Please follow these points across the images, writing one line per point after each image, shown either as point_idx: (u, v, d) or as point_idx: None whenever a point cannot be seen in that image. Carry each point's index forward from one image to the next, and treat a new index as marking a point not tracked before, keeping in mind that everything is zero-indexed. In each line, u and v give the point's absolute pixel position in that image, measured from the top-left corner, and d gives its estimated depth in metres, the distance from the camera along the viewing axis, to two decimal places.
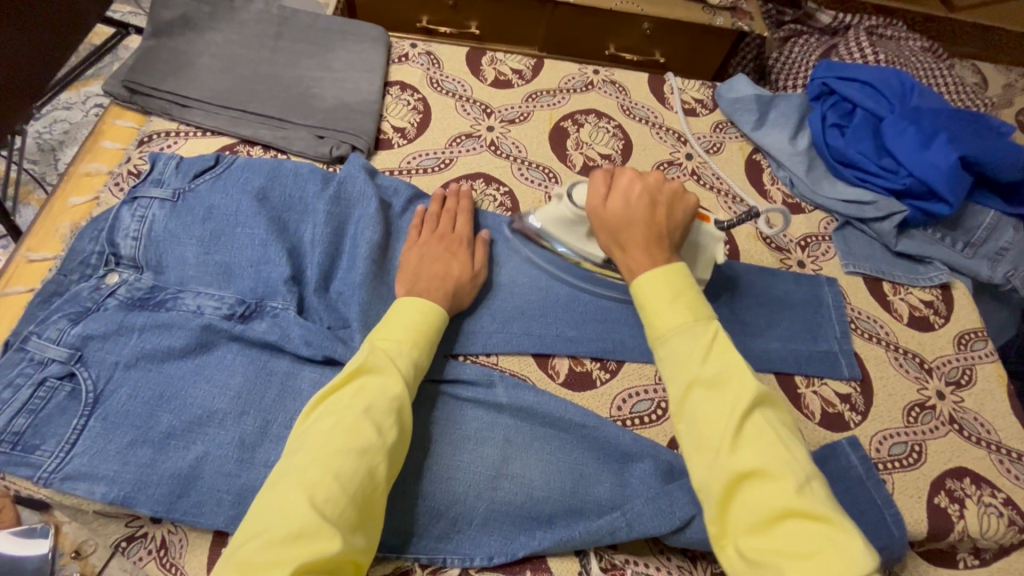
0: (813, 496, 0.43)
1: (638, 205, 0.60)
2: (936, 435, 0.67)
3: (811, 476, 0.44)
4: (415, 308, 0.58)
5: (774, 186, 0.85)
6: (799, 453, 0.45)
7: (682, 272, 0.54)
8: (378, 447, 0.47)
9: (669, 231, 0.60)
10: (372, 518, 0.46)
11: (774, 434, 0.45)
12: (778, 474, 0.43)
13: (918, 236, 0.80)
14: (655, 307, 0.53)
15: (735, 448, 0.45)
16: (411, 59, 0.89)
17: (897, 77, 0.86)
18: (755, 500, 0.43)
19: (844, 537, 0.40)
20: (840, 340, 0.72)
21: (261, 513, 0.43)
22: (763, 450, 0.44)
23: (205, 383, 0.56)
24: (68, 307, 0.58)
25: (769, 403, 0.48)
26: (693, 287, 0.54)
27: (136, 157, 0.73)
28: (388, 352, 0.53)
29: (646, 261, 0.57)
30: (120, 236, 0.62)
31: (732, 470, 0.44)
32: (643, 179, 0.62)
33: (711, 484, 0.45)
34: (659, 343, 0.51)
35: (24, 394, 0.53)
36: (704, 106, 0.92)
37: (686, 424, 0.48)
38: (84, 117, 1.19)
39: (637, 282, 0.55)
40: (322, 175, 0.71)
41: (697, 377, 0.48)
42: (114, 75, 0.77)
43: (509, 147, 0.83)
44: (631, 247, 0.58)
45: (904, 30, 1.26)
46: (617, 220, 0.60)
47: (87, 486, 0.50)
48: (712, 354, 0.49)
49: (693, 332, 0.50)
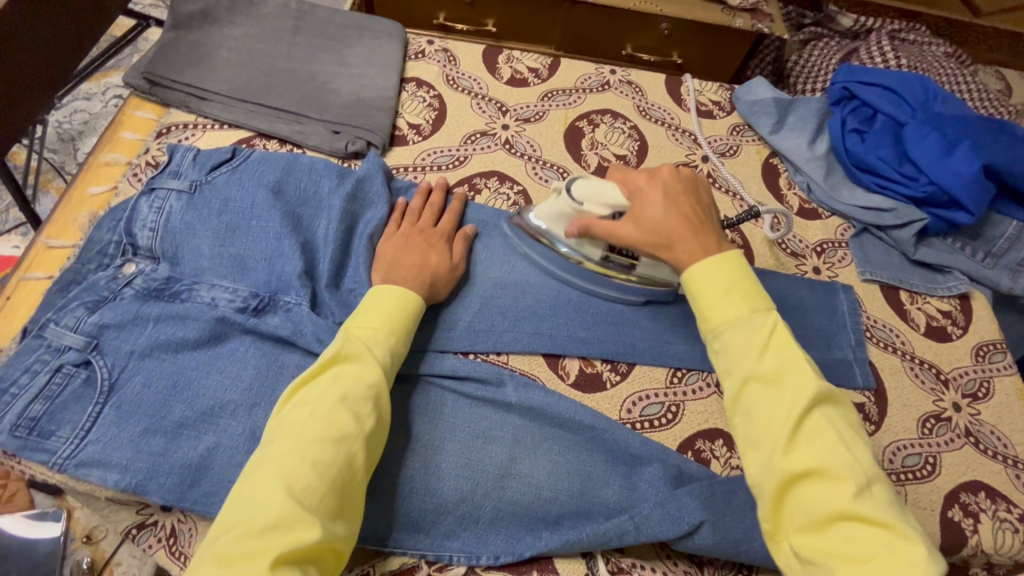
0: (875, 500, 0.42)
1: (667, 200, 0.58)
2: (951, 448, 0.66)
3: (873, 480, 0.43)
4: (393, 295, 0.57)
5: (791, 191, 0.84)
6: (862, 455, 0.44)
7: (734, 262, 0.53)
8: (356, 433, 0.47)
9: (705, 217, 0.58)
10: (351, 506, 0.46)
11: (838, 434, 0.44)
12: (838, 475, 0.42)
13: (938, 245, 0.79)
14: (710, 298, 0.51)
15: (792, 446, 0.44)
16: (428, 56, 0.89)
17: (920, 82, 0.85)
18: (812, 500, 0.43)
19: (907, 544, 0.39)
20: (855, 349, 0.71)
21: (238, 502, 0.43)
22: (824, 449, 0.43)
23: (218, 374, 0.56)
24: (86, 295, 0.58)
25: (830, 401, 0.47)
26: (749, 278, 0.53)
27: (154, 148, 0.74)
28: (365, 340, 0.52)
29: (700, 251, 0.54)
30: (138, 226, 0.63)
31: (787, 469, 0.43)
32: (657, 176, 0.60)
33: (764, 481, 0.44)
34: (713, 336, 0.51)
35: (40, 380, 0.53)
36: (721, 108, 0.91)
37: (740, 419, 0.47)
38: (104, 107, 1.21)
39: (688, 271, 0.54)
40: (338, 171, 0.71)
41: (754, 372, 0.47)
42: (135, 67, 0.78)
43: (524, 146, 0.83)
44: (679, 241, 0.55)
45: (927, 35, 1.24)
46: (653, 219, 0.57)
47: (101, 473, 0.51)
48: (770, 348, 0.48)
49: (749, 325, 0.49)
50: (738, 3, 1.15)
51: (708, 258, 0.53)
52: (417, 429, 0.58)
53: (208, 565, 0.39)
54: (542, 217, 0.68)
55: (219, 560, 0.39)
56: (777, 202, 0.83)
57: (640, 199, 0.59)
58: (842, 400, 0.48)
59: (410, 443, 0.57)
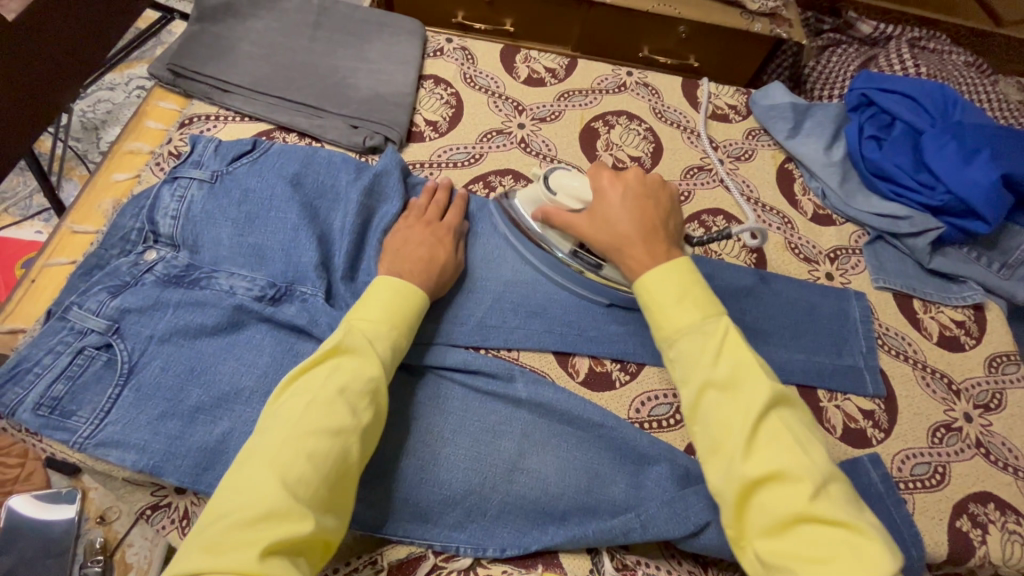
0: (832, 501, 0.43)
1: (627, 204, 0.61)
2: (961, 458, 0.66)
3: (829, 480, 0.44)
4: (396, 288, 0.57)
5: (806, 196, 0.84)
6: (816, 455, 0.45)
7: (688, 269, 0.55)
8: (353, 427, 0.48)
9: (662, 223, 0.61)
10: (343, 499, 0.47)
11: (792, 435, 0.46)
12: (797, 477, 0.43)
13: (953, 254, 0.79)
14: (663, 307, 0.53)
15: (751, 451, 0.45)
16: (446, 54, 0.90)
17: (940, 90, 0.84)
18: (773, 503, 0.43)
19: (867, 543, 0.41)
20: (866, 356, 0.71)
21: (233, 488, 0.43)
22: (779, 451, 0.45)
23: (235, 361, 0.58)
24: (108, 280, 0.60)
25: (784, 404, 0.48)
26: (702, 285, 0.54)
27: (177, 138, 0.76)
28: (366, 333, 0.53)
29: (649, 258, 0.57)
30: (160, 214, 0.64)
31: (747, 474, 0.44)
32: (622, 179, 0.63)
33: (725, 488, 0.45)
34: (668, 344, 0.52)
35: (63, 361, 0.55)
36: (737, 112, 0.91)
37: (698, 426, 0.48)
38: (127, 98, 1.23)
39: (643, 280, 0.55)
40: (355, 165, 0.72)
41: (709, 379, 0.48)
42: (160, 58, 0.80)
43: (539, 145, 0.83)
44: (628, 247, 0.59)
45: (948, 43, 1.24)
46: (609, 221, 0.61)
47: (119, 454, 0.52)
48: (723, 354, 0.49)
49: (702, 332, 0.51)
50: (758, 8, 1.15)
51: (662, 268, 0.55)
52: (427, 420, 0.58)
53: (198, 552, 0.40)
54: (521, 200, 0.69)
55: (210, 546, 0.40)
56: (791, 207, 0.83)
57: (601, 199, 0.62)
58: (796, 401, 0.50)
59: (419, 434, 0.57)
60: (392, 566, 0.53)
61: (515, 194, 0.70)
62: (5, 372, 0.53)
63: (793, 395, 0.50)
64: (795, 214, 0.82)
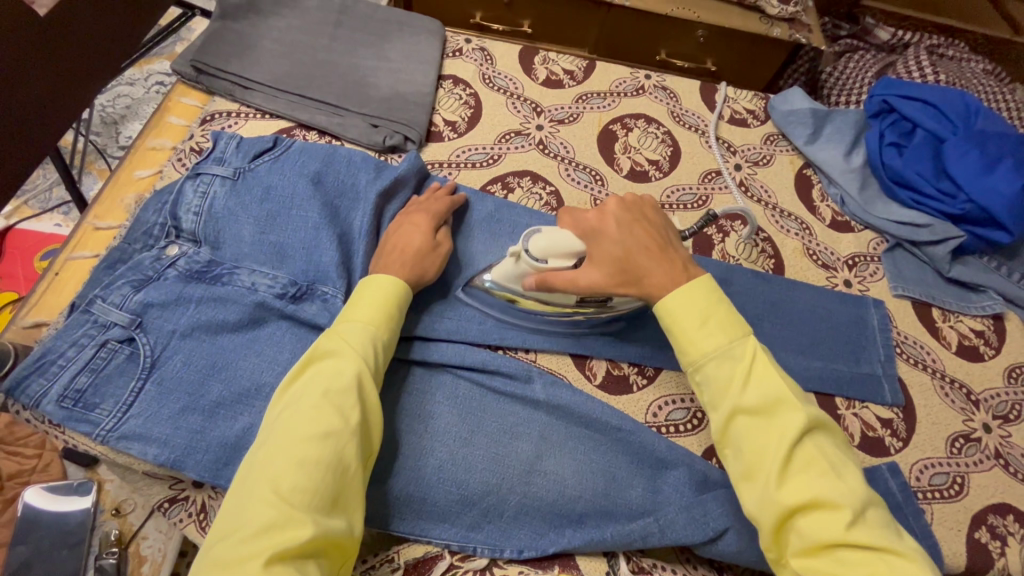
0: (868, 526, 0.42)
1: (625, 234, 0.58)
2: (980, 469, 0.65)
3: (867, 504, 0.44)
4: (372, 286, 0.57)
5: (824, 203, 0.84)
6: (850, 479, 0.45)
7: (709, 290, 0.53)
8: (343, 428, 0.47)
9: (668, 241, 0.58)
10: (349, 500, 0.46)
11: (827, 460, 0.45)
12: (835, 503, 0.43)
13: (972, 263, 0.78)
14: (688, 332, 0.52)
15: (785, 476, 0.45)
16: (465, 54, 0.90)
17: (962, 97, 0.84)
18: (810, 527, 0.43)
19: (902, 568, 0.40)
20: (884, 365, 0.70)
21: (232, 509, 0.43)
22: (815, 477, 0.44)
23: (255, 357, 0.58)
24: (131, 274, 0.60)
25: (819, 427, 0.48)
26: (725, 305, 0.53)
27: (199, 134, 0.76)
28: (343, 335, 0.52)
29: (670, 281, 0.55)
30: (182, 210, 0.64)
31: (781, 500, 0.44)
32: (607, 211, 0.60)
33: (761, 513, 0.45)
34: (695, 370, 0.51)
35: (86, 354, 0.55)
36: (755, 117, 0.91)
37: (733, 449, 0.48)
38: (146, 93, 1.24)
39: (660, 302, 0.54)
40: (375, 164, 0.72)
41: (740, 405, 0.48)
42: (183, 55, 0.80)
43: (557, 147, 0.83)
44: (646, 275, 0.55)
45: (967, 51, 1.23)
46: (616, 256, 0.57)
47: (141, 447, 0.52)
48: (753, 379, 0.48)
49: (730, 356, 0.50)
50: (777, 12, 1.15)
51: (681, 289, 0.53)
52: (446, 420, 0.58)
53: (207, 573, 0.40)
54: (501, 276, 0.63)
55: (216, 566, 0.40)
56: (809, 213, 0.82)
57: (599, 234, 0.58)
58: (831, 422, 0.49)
59: (436, 434, 0.57)
60: (409, 566, 0.53)
61: (488, 270, 0.65)
62: (29, 363, 0.53)
63: (825, 415, 0.50)
64: (813, 220, 0.82)
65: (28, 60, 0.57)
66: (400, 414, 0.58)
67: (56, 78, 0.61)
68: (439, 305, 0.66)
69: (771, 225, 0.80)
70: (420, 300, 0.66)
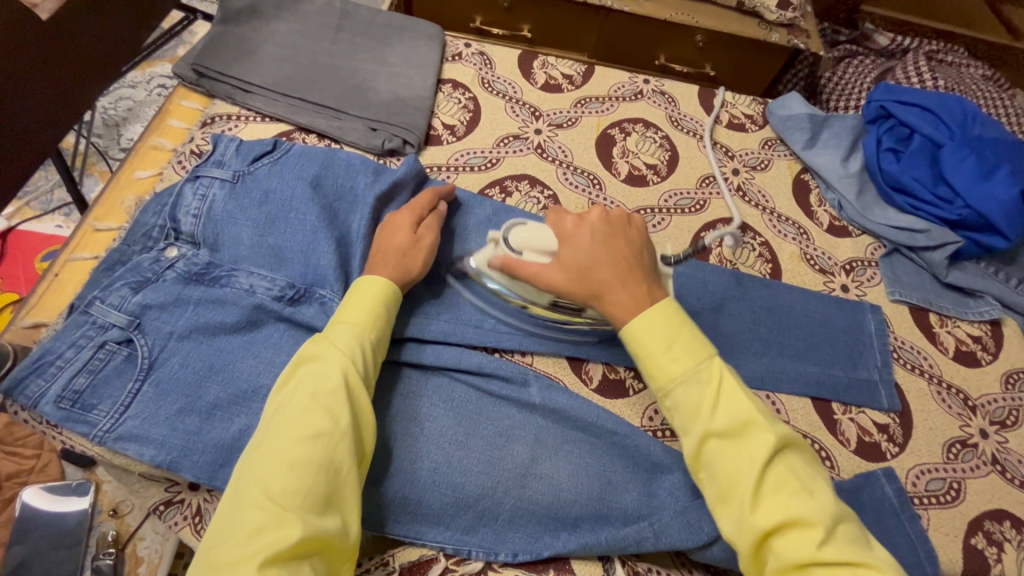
0: (842, 543, 0.42)
1: (596, 246, 0.58)
2: (976, 474, 0.65)
3: (839, 520, 0.44)
4: (361, 289, 0.57)
5: (821, 207, 0.84)
6: (822, 497, 0.45)
7: (676, 313, 0.52)
8: (334, 429, 0.47)
9: (636, 261, 0.58)
10: (344, 500, 0.46)
11: (798, 480, 0.45)
12: (808, 522, 0.43)
13: (969, 269, 0.78)
14: (656, 358, 0.51)
15: (757, 501, 0.45)
16: (464, 58, 0.91)
17: (959, 103, 0.84)
18: (787, 549, 0.43)
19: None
20: (881, 370, 0.70)
21: (226, 513, 0.43)
22: (788, 498, 0.44)
23: (252, 359, 0.59)
24: (130, 276, 0.60)
25: (789, 446, 0.48)
26: (692, 327, 0.52)
27: (199, 137, 0.77)
28: (331, 338, 0.53)
29: (631, 303, 0.54)
30: (182, 212, 0.64)
31: (756, 522, 0.44)
32: (585, 220, 0.60)
33: (737, 538, 0.45)
34: (664, 396, 0.50)
35: (84, 355, 0.55)
36: (754, 122, 0.91)
37: (706, 474, 0.48)
38: (148, 96, 1.25)
39: (626, 329, 0.53)
40: (374, 168, 0.73)
41: (711, 430, 0.47)
42: (185, 58, 0.81)
43: (555, 151, 0.84)
44: (607, 292, 0.56)
45: (966, 56, 1.23)
46: (580, 267, 0.57)
47: (137, 448, 0.52)
48: (721, 404, 0.48)
49: (698, 381, 0.49)
50: (776, 18, 1.15)
51: (647, 313, 0.53)
52: (441, 423, 0.59)
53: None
54: (477, 263, 0.66)
55: (211, 569, 0.40)
56: (807, 217, 0.83)
57: (570, 243, 0.59)
58: (800, 440, 0.49)
59: (430, 437, 0.57)
60: (404, 568, 0.54)
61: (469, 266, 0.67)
62: (28, 364, 0.54)
63: (794, 433, 0.50)
64: (811, 225, 0.82)
65: (31, 63, 0.58)
66: (397, 417, 0.58)
67: (59, 80, 0.62)
68: (436, 308, 0.66)
69: (768, 230, 0.80)
70: (418, 304, 0.66)
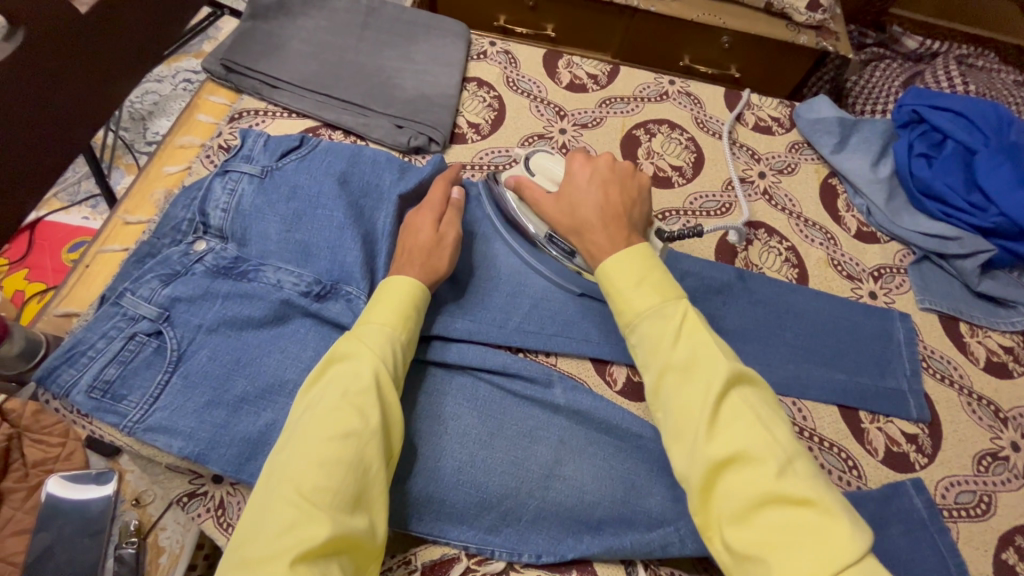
0: (796, 478, 0.42)
1: (591, 188, 0.63)
2: (1007, 488, 0.64)
3: (793, 455, 0.43)
4: (393, 288, 0.57)
5: (849, 213, 0.83)
6: (779, 436, 0.44)
7: (645, 255, 0.55)
8: (363, 429, 0.47)
9: (626, 209, 0.61)
10: (372, 499, 0.46)
11: (751, 415, 0.45)
12: (759, 457, 0.43)
13: (1003, 278, 0.77)
14: (622, 293, 0.53)
15: (713, 432, 0.45)
16: (489, 57, 0.91)
17: (994, 109, 0.82)
18: (736, 487, 0.42)
19: (830, 521, 0.39)
20: (910, 379, 0.69)
21: (256, 510, 0.43)
22: (742, 431, 0.44)
23: (280, 354, 0.59)
24: (160, 268, 0.60)
25: (747, 385, 0.48)
26: (660, 269, 0.55)
27: (227, 132, 0.77)
28: (362, 336, 0.53)
29: (608, 245, 0.58)
30: (211, 206, 0.65)
31: (710, 457, 0.44)
32: (593, 162, 0.65)
33: (690, 474, 0.45)
34: (630, 330, 0.52)
35: (115, 346, 0.55)
36: (781, 125, 0.90)
37: (662, 412, 0.48)
38: (173, 90, 1.26)
39: (602, 266, 0.56)
40: (399, 166, 0.73)
41: (668, 363, 0.48)
42: (213, 53, 0.81)
43: (580, 151, 0.83)
44: (588, 232, 0.60)
45: (997, 61, 1.21)
46: (572, 202, 0.62)
47: (166, 440, 0.53)
48: (683, 337, 0.49)
49: (663, 316, 0.51)
50: (804, 20, 1.13)
51: (620, 253, 0.56)
52: (465, 422, 0.58)
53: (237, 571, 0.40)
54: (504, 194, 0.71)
55: (243, 565, 0.40)
56: (835, 222, 0.81)
57: (571, 181, 0.64)
58: (758, 380, 0.49)
59: (454, 437, 0.57)
60: (426, 567, 0.54)
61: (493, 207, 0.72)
62: (60, 354, 0.54)
63: (752, 374, 0.49)
64: (838, 229, 0.81)
65: (70, 54, 0.58)
66: (421, 414, 0.58)
67: (96, 72, 0.63)
68: (461, 306, 0.66)
69: (795, 235, 0.79)
70: (443, 301, 0.66)
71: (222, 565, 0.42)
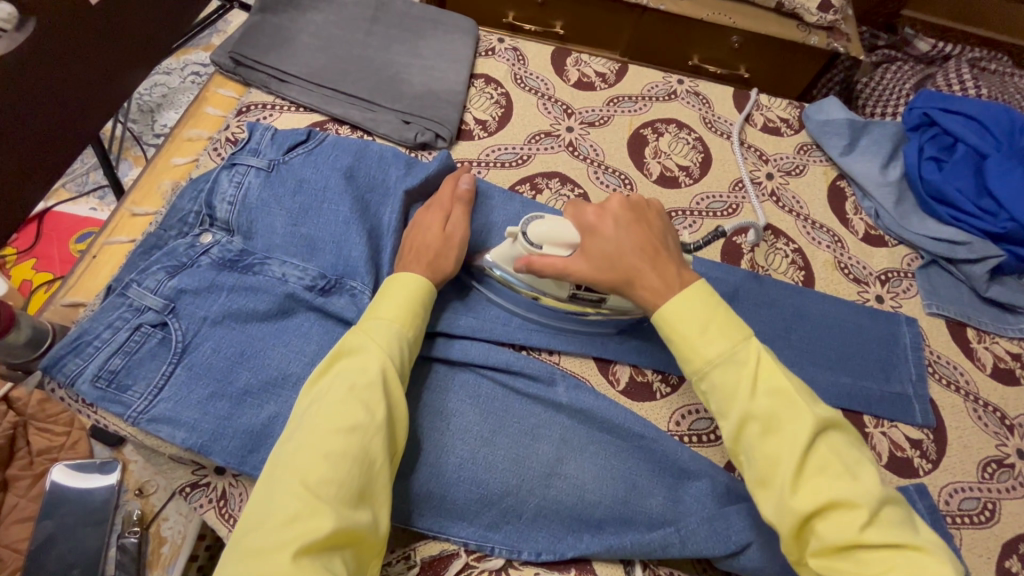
0: (887, 521, 0.42)
1: (621, 233, 0.57)
2: (1012, 495, 0.63)
3: (884, 499, 0.43)
4: (401, 285, 0.57)
5: (857, 215, 0.82)
6: (867, 479, 0.44)
7: (708, 295, 0.52)
8: (368, 423, 0.47)
9: (662, 244, 0.57)
10: (375, 494, 0.46)
11: (840, 462, 0.44)
12: (851, 506, 0.42)
13: (1011, 284, 0.76)
14: (689, 339, 0.50)
15: (800, 482, 0.44)
16: (498, 53, 0.90)
17: (1007, 114, 0.81)
18: (835, 533, 0.42)
19: (932, 563, 0.40)
20: (916, 384, 0.69)
21: (261, 500, 0.43)
22: (833, 479, 0.43)
23: (283, 347, 0.59)
24: (167, 260, 0.61)
25: (827, 426, 0.47)
26: (724, 308, 0.52)
27: (235, 125, 0.78)
28: (370, 333, 0.53)
29: (662, 286, 0.54)
30: (217, 199, 0.65)
31: (801, 507, 0.43)
32: (607, 208, 0.59)
33: (781, 523, 0.44)
34: (700, 378, 0.50)
35: (120, 336, 0.55)
36: (789, 126, 0.89)
37: (744, 457, 0.47)
38: (182, 83, 1.27)
39: (660, 312, 0.52)
40: (405, 161, 0.73)
41: (749, 412, 0.46)
42: (223, 47, 0.82)
43: (586, 149, 0.83)
44: (638, 278, 0.55)
45: (1011, 65, 1.20)
46: (607, 255, 0.56)
47: (169, 430, 0.53)
48: (760, 382, 0.47)
49: (737, 362, 0.48)
50: (815, 20, 1.12)
51: (682, 296, 0.52)
52: (467, 418, 0.58)
53: (237, 559, 0.40)
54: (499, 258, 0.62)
55: (247, 557, 0.40)
56: (842, 225, 0.81)
57: (593, 234, 0.58)
58: (839, 417, 0.49)
59: (458, 434, 0.57)
60: (425, 562, 0.54)
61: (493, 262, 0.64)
62: (67, 342, 0.54)
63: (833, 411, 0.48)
64: (846, 232, 0.80)
65: (80, 49, 0.59)
66: (424, 409, 0.58)
67: (105, 64, 0.63)
68: (465, 303, 0.66)
69: (802, 237, 0.79)
70: (448, 299, 0.66)
71: (222, 553, 0.42)
